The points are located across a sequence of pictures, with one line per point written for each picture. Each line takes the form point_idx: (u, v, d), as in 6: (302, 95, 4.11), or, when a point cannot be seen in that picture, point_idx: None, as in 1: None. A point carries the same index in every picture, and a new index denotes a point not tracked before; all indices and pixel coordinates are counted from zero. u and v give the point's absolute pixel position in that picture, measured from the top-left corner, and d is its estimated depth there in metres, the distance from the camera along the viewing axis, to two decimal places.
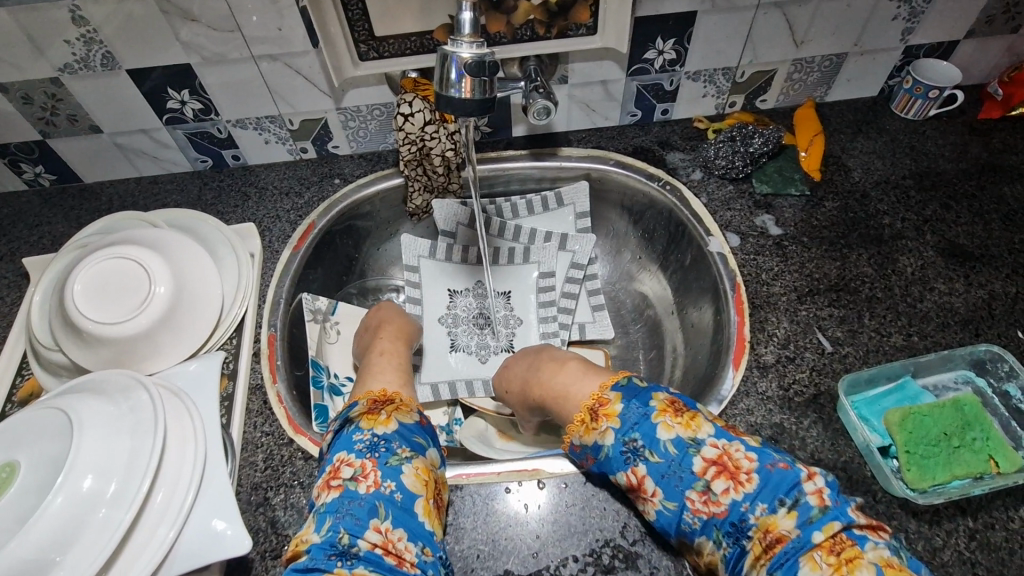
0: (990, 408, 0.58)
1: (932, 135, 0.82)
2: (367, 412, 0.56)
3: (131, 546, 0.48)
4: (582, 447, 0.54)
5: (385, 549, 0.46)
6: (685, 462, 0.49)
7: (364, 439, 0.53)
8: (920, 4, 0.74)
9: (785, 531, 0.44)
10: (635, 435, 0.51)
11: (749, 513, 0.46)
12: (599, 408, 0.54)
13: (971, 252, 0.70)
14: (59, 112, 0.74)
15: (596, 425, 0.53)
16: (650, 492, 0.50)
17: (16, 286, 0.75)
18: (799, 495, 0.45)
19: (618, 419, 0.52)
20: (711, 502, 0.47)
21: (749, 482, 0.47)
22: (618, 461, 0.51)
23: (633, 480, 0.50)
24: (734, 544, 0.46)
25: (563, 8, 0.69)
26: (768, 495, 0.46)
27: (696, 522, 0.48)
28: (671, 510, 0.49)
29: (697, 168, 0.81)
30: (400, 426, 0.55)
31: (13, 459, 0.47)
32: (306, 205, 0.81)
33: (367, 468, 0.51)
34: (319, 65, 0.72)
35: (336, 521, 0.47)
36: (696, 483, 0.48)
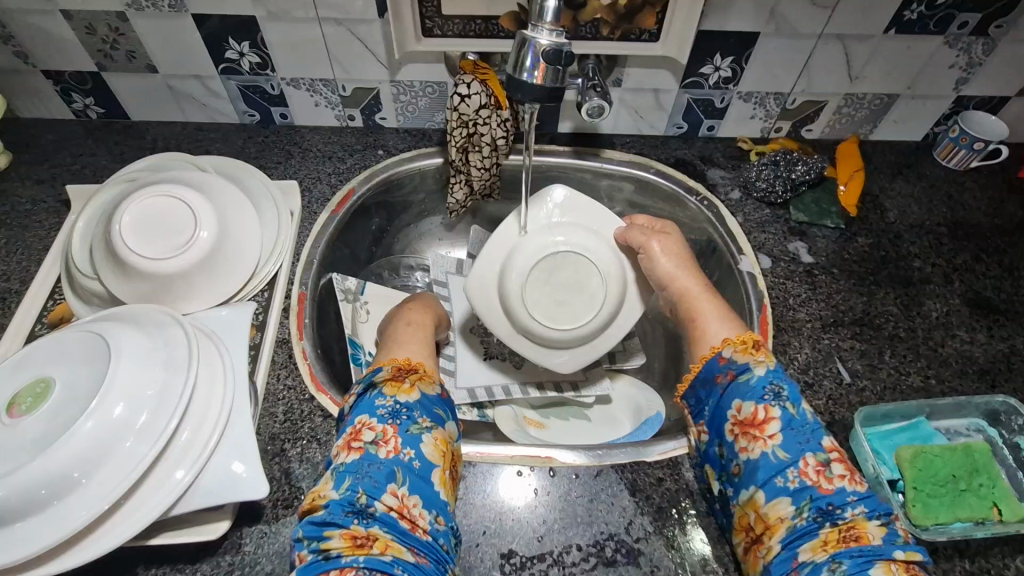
0: (998, 457, 0.59)
1: (970, 186, 0.83)
2: (392, 378, 0.54)
3: (153, 475, 0.49)
4: (730, 362, 0.55)
5: (399, 513, 0.46)
6: (817, 432, 0.50)
7: (386, 405, 0.52)
8: (979, 56, 0.75)
9: (870, 535, 0.44)
10: (784, 384, 0.52)
11: (849, 506, 0.46)
12: (763, 345, 0.55)
13: (996, 305, 0.71)
14: (119, 47, 0.75)
15: (755, 352, 0.54)
16: (768, 434, 0.50)
17: (55, 212, 0.76)
18: (892, 520, 0.46)
19: (776, 363, 0.54)
20: (824, 476, 0.47)
21: (861, 484, 0.47)
22: (757, 392, 0.52)
23: (758, 416, 0.51)
24: (812, 519, 0.46)
25: (630, 12, 0.69)
26: (873, 503, 0.46)
27: (794, 482, 0.48)
28: (779, 459, 0.49)
29: (736, 188, 0.81)
30: (422, 396, 0.53)
31: (51, 378, 0.49)
32: (347, 171, 0.81)
33: (388, 433, 0.50)
34: (381, 36, 0.73)
35: (355, 481, 0.47)
36: (819, 453, 0.48)
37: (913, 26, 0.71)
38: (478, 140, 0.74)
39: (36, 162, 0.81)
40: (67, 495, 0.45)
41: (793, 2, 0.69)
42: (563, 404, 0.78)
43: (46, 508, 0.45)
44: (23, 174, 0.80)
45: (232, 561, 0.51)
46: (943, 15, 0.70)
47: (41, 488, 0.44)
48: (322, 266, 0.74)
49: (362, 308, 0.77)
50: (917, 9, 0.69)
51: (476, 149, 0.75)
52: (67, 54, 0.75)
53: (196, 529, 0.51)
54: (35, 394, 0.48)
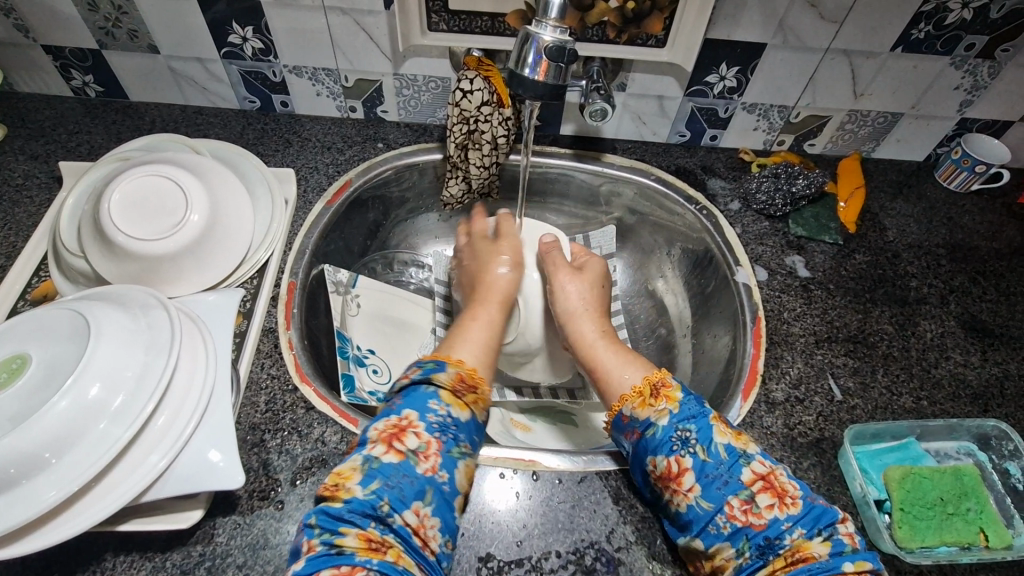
0: (987, 482, 0.58)
1: (970, 210, 0.82)
2: (451, 387, 0.51)
3: (127, 459, 0.48)
4: (631, 419, 0.53)
5: (416, 531, 0.44)
6: (734, 468, 0.47)
7: (438, 412, 0.49)
8: (984, 79, 0.74)
9: (815, 555, 0.43)
10: (691, 426, 0.49)
11: (787, 534, 0.45)
12: (662, 388, 0.53)
13: (991, 329, 0.70)
14: (121, 25, 0.74)
15: (653, 402, 0.52)
16: (686, 486, 0.48)
17: (47, 188, 0.75)
18: (834, 531, 0.45)
19: (679, 405, 0.51)
20: (752, 514, 0.45)
21: (794, 506, 0.46)
22: (664, 445, 0.50)
23: (672, 468, 0.49)
24: (755, 557, 0.45)
25: (637, 16, 0.69)
26: (808, 523, 0.45)
27: (726, 528, 0.46)
28: (704, 509, 0.47)
29: (736, 199, 0.81)
30: (472, 419, 0.51)
31: (27, 354, 0.47)
32: (345, 162, 0.81)
33: (432, 449, 0.47)
34: (386, 28, 0.72)
35: (384, 487, 0.44)
36: (741, 491, 0.46)
37: (920, 45, 0.71)
38: (478, 137, 0.73)
39: (32, 136, 0.80)
40: (36, 475, 0.44)
41: (802, 14, 0.68)
42: (552, 407, 0.77)
43: (12, 488, 0.44)
44: (17, 148, 0.79)
45: (202, 552, 0.50)
46: (951, 36, 0.70)
47: (10, 467, 0.43)
48: (315, 256, 0.73)
49: (352, 301, 0.76)
50: (924, 28, 0.69)
51: (476, 146, 0.74)
52: (68, 30, 0.74)
53: (167, 517, 0.50)
54: (11, 370, 0.47)
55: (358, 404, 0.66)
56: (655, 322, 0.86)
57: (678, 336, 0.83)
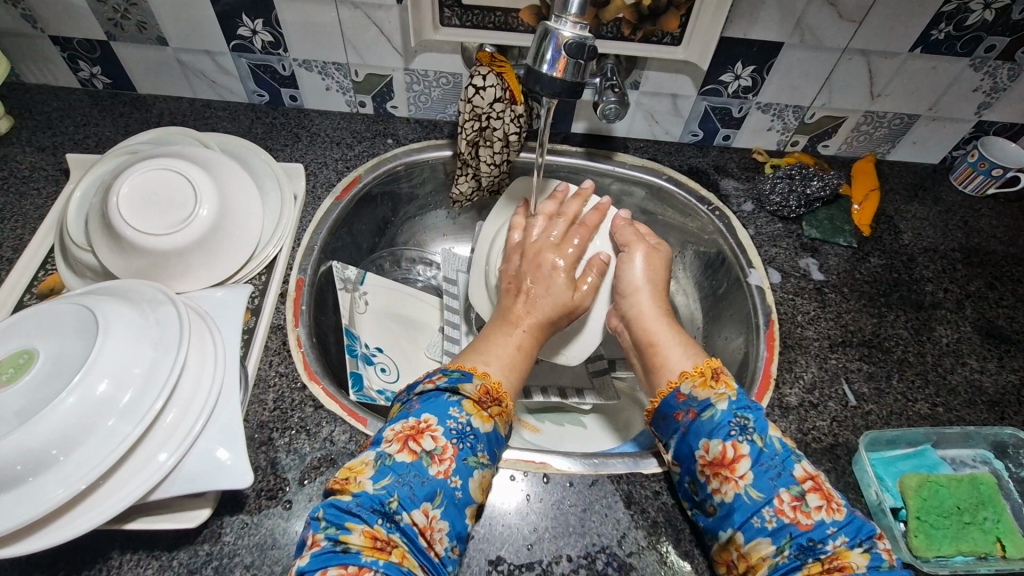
0: (1004, 491, 0.57)
1: (986, 214, 0.81)
2: (476, 398, 0.51)
3: (134, 457, 0.47)
4: (690, 398, 0.52)
5: (422, 532, 0.44)
6: (787, 463, 0.48)
7: (458, 420, 0.49)
8: (1004, 81, 0.73)
9: (854, 564, 0.43)
10: (751, 416, 0.50)
11: (830, 539, 0.45)
12: (722, 375, 0.53)
13: (1007, 335, 0.69)
14: (130, 16, 0.73)
15: (715, 386, 0.52)
16: (738, 473, 0.48)
17: (54, 180, 0.74)
18: (873, 543, 0.45)
19: (738, 394, 0.52)
20: (801, 511, 0.46)
21: (840, 512, 0.46)
22: (722, 429, 0.50)
23: (727, 454, 0.49)
24: (794, 556, 0.45)
25: (653, 13, 0.68)
26: (851, 532, 0.45)
27: (771, 522, 0.46)
28: (752, 499, 0.47)
29: (749, 200, 0.80)
30: (495, 430, 0.50)
31: (35, 349, 0.47)
32: (355, 158, 0.80)
33: (446, 453, 0.47)
34: (398, 23, 0.71)
35: (394, 484, 0.45)
36: (792, 486, 0.47)
37: (940, 46, 0.70)
38: (490, 134, 0.73)
39: (38, 128, 0.79)
40: (42, 472, 0.44)
41: (820, 13, 0.67)
42: (558, 407, 0.76)
43: (18, 485, 0.43)
44: (24, 140, 0.78)
45: (210, 551, 0.50)
46: (971, 37, 0.68)
47: (16, 464, 0.43)
48: (323, 252, 0.72)
49: (359, 298, 0.75)
50: (945, 29, 0.68)
51: (487, 144, 0.74)
52: (76, 21, 0.74)
53: (174, 515, 0.49)
54: (17, 365, 0.46)
55: (366, 402, 0.65)
56: None
57: (688, 338, 0.82)
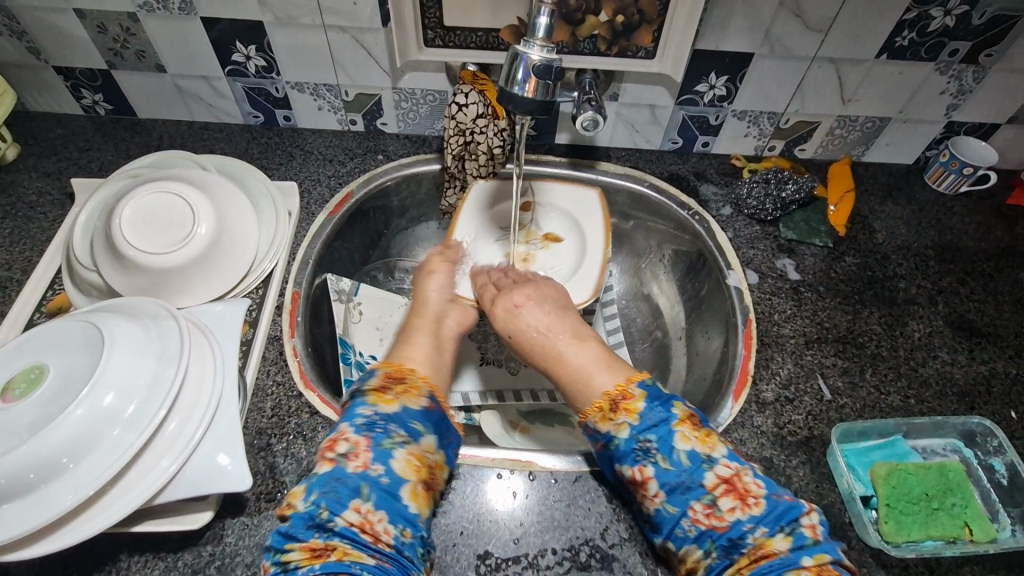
0: (973, 478, 0.60)
1: (959, 211, 0.84)
2: (378, 388, 0.56)
3: (138, 465, 0.50)
4: (596, 432, 0.55)
5: (362, 528, 0.47)
6: (696, 474, 0.50)
7: (365, 415, 0.53)
8: (969, 83, 0.76)
9: (776, 551, 0.46)
10: (653, 437, 0.52)
11: (749, 533, 0.47)
12: (622, 402, 0.55)
13: (979, 328, 0.71)
14: (129, 46, 0.77)
15: (613, 416, 0.54)
16: (652, 492, 0.51)
17: (60, 204, 0.77)
18: (796, 525, 0.47)
19: (638, 417, 0.53)
20: (715, 517, 0.48)
21: (756, 505, 0.48)
22: (629, 456, 0.52)
23: (638, 477, 0.52)
24: (722, 557, 0.48)
25: (627, 29, 0.71)
26: (771, 521, 0.48)
27: (692, 531, 0.49)
28: (671, 513, 0.50)
29: (727, 204, 0.83)
30: (400, 409, 0.54)
31: (45, 364, 0.50)
32: (347, 174, 0.83)
33: (359, 447, 0.50)
34: (384, 44, 0.75)
35: (320, 495, 0.47)
36: (702, 495, 0.49)
37: (904, 52, 0.73)
38: (475, 148, 0.76)
39: (44, 154, 0.83)
40: (54, 479, 0.47)
41: (787, 24, 0.70)
42: (548, 409, 0.79)
43: (32, 492, 0.46)
44: (31, 166, 0.82)
45: (212, 551, 0.52)
46: (934, 42, 0.71)
47: (29, 472, 0.46)
48: (318, 265, 0.75)
49: (354, 309, 0.78)
50: (908, 36, 0.71)
51: (473, 157, 0.77)
52: (79, 51, 0.77)
53: (178, 519, 0.52)
54: (29, 380, 0.49)
55: None
56: (651, 326, 0.87)
57: (673, 339, 0.84)
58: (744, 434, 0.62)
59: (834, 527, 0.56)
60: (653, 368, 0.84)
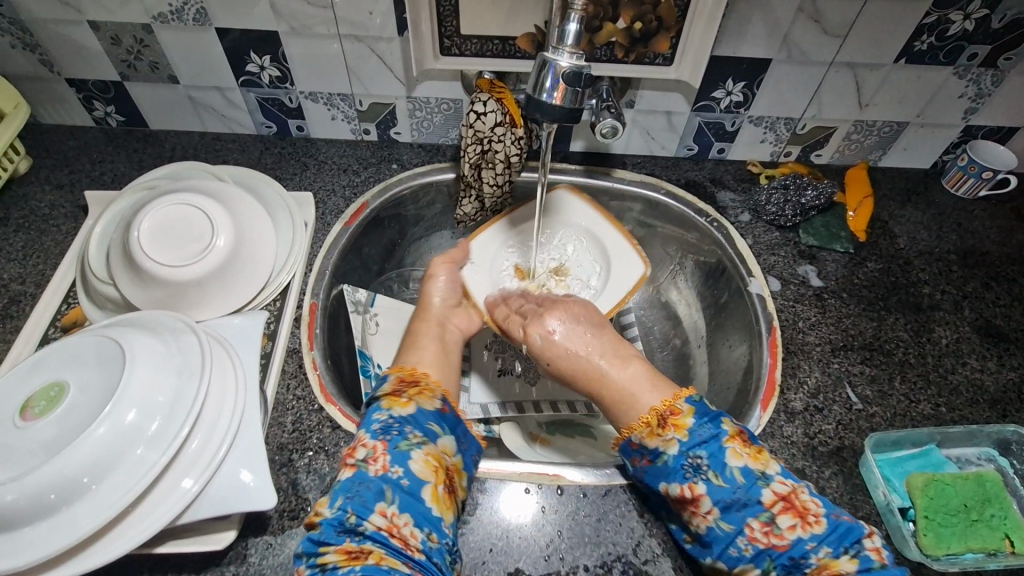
0: (1010, 488, 0.58)
1: (979, 215, 0.83)
2: (390, 393, 0.56)
3: (160, 484, 0.49)
4: (642, 448, 0.54)
5: (390, 532, 0.47)
6: (751, 491, 0.49)
7: (381, 420, 0.53)
8: (988, 87, 0.75)
9: (842, 571, 0.46)
10: (704, 453, 0.51)
11: (811, 553, 0.47)
12: (670, 417, 0.54)
13: (1006, 334, 0.70)
14: (143, 58, 0.76)
15: (662, 433, 0.54)
16: (705, 509, 0.50)
17: (73, 217, 0.77)
18: (861, 547, 0.47)
19: (688, 432, 0.53)
20: (774, 536, 0.48)
21: (818, 525, 0.48)
22: (678, 473, 0.52)
23: (687, 495, 0.51)
24: None
25: (645, 36, 0.71)
26: (834, 541, 0.47)
27: (748, 549, 0.49)
28: (726, 531, 0.49)
29: (746, 211, 0.82)
30: (416, 410, 0.54)
31: (66, 381, 0.49)
32: (361, 184, 0.82)
33: (378, 451, 0.50)
34: (399, 53, 0.74)
35: (346, 500, 0.47)
36: (760, 513, 0.49)
37: (924, 56, 0.72)
38: (492, 157, 0.75)
39: (57, 167, 0.82)
40: (74, 501, 0.45)
41: (806, 30, 0.70)
42: (568, 420, 0.77)
43: (53, 514, 0.45)
44: (44, 179, 0.81)
45: (236, 572, 0.51)
46: (954, 46, 0.71)
47: (51, 492, 0.44)
48: (334, 276, 0.74)
49: (370, 320, 0.77)
50: (927, 40, 0.70)
51: (489, 166, 0.76)
52: (92, 63, 0.77)
53: (202, 538, 0.51)
54: (49, 398, 0.48)
55: None
56: (669, 334, 0.87)
57: (694, 347, 0.83)
58: (773, 445, 0.61)
59: None
60: (673, 377, 0.83)
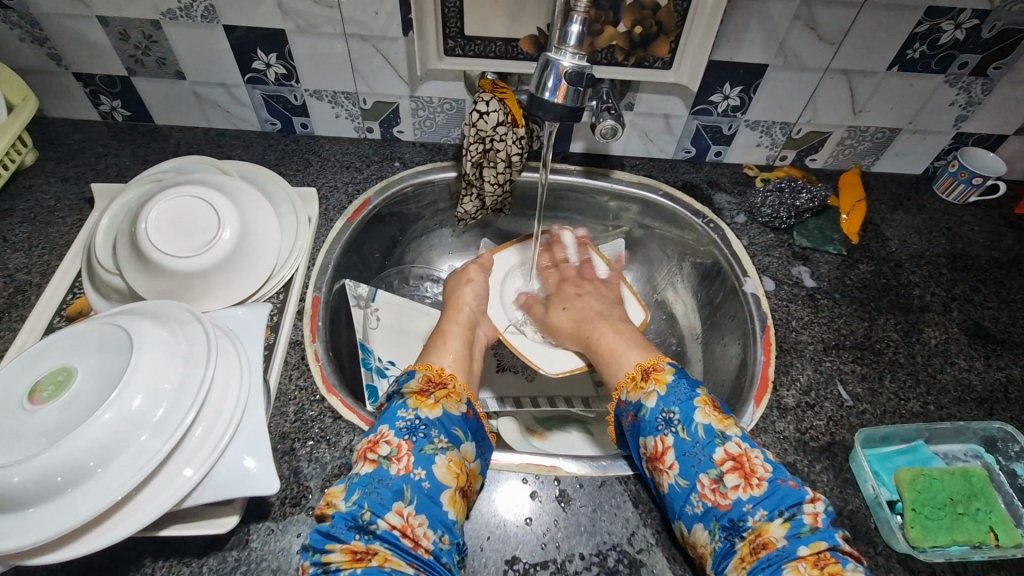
0: (995, 484, 0.60)
1: (969, 220, 0.85)
2: (418, 390, 0.56)
3: (164, 470, 0.50)
4: (628, 403, 0.59)
5: (403, 531, 0.47)
6: (708, 448, 0.52)
7: (406, 418, 0.53)
8: (978, 95, 0.77)
9: (773, 538, 0.47)
10: (675, 408, 0.55)
11: (749, 515, 0.48)
12: (652, 373, 0.60)
13: (993, 335, 0.72)
14: (150, 53, 0.77)
15: (645, 386, 0.58)
16: (668, 464, 0.53)
17: (78, 209, 0.78)
18: (796, 511, 0.48)
19: (667, 388, 0.57)
20: (719, 493, 0.50)
21: (758, 487, 0.49)
22: (652, 425, 0.55)
23: (658, 448, 0.54)
24: (725, 539, 0.48)
25: (645, 40, 0.72)
26: (771, 504, 0.48)
27: (699, 507, 0.50)
28: (682, 487, 0.51)
29: (742, 213, 0.84)
30: (442, 415, 0.55)
31: (73, 367, 0.50)
32: (364, 181, 0.84)
33: (402, 450, 0.51)
34: (403, 53, 0.76)
35: (363, 496, 0.48)
36: (711, 469, 0.51)
37: (916, 64, 0.74)
38: (493, 156, 0.76)
39: (62, 160, 0.83)
40: (80, 484, 0.46)
41: (802, 37, 0.72)
42: (565, 416, 0.79)
43: (58, 496, 0.46)
44: (49, 171, 0.82)
45: (238, 557, 0.52)
46: (945, 55, 0.73)
47: (57, 475, 0.45)
48: (336, 270, 0.75)
49: (372, 314, 0.78)
50: (919, 49, 0.72)
51: (491, 164, 0.77)
52: (99, 58, 0.78)
53: (204, 523, 0.51)
54: (57, 382, 0.49)
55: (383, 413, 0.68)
56: (666, 332, 0.88)
57: (689, 346, 0.84)
58: (766, 440, 0.62)
59: (860, 532, 0.56)
60: None
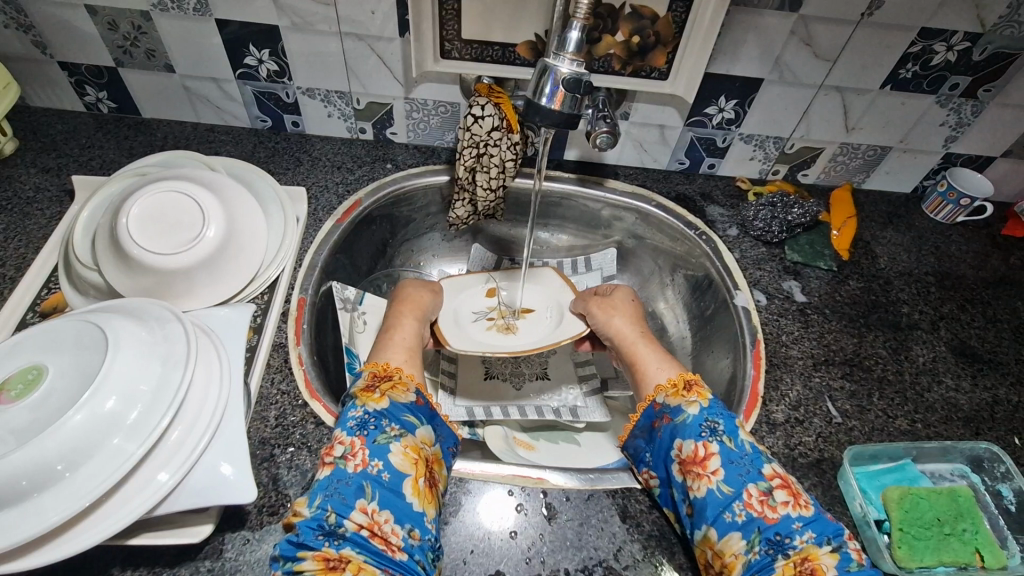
0: (981, 504, 0.60)
1: (956, 239, 0.86)
2: (363, 388, 0.55)
3: (137, 475, 0.48)
4: (664, 406, 0.58)
5: (371, 531, 0.46)
6: (756, 462, 0.52)
7: (356, 417, 0.53)
8: (968, 117, 0.78)
9: (823, 566, 0.45)
10: (719, 419, 0.55)
11: (797, 534, 0.47)
12: (694, 385, 0.58)
13: (980, 354, 0.73)
14: (139, 44, 0.75)
15: (686, 394, 0.57)
16: (710, 469, 0.52)
17: (57, 201, 0.75)
18: (842, 542, 0.47)
19: (709, 401, 0.57)
20: (768, 505, 0.49)
21: (806, 508, 0.49)
22: (694, 430, 0.54)
23: (698, 453, 0.53)
24: (765, 552, 0.47)
25: (643, 50, 0.72)
26: (818, 529, 0.48)
27: (741, 516, 0.49)
28: (724, 494, 0.50)
29: (734, 225, 0.84)
30: (390, 405, 0.54)
31: (46, 366, 0.48)
32: (355, 182, 0.82)
33: (356, 447, 0.50)
34: (399, 54, 0.75)
35: (325, 498, 0.47)
36: (760, 482, 0.50)
37: (908, 84, 0.74)
38: (487, 161, 0.75)
39: (43, 150, 0.81)
40: (46, 488, 0.44)
41: (797, 52, 0.72)
42: (553, 425, 0.78)
43: (23, 501, 0.43)
44: (29, 161, 0.79)
45: (211, 567, 0.50)
46: (937, 76, 0.73)
47: (22, 479, 0.43)
48: (324, 272, 0.74)
49: (358, 318, 0.76)
50: (912, 69, 0.73)
51: (484, 170, 0.76)
52: (86, 47, 0.76)
53: (178, 531, 0.50)
54: (26, 381, 0.46)
55: None
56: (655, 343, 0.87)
57: (679, 358, 0.84)
58: None
59: None
60: None
